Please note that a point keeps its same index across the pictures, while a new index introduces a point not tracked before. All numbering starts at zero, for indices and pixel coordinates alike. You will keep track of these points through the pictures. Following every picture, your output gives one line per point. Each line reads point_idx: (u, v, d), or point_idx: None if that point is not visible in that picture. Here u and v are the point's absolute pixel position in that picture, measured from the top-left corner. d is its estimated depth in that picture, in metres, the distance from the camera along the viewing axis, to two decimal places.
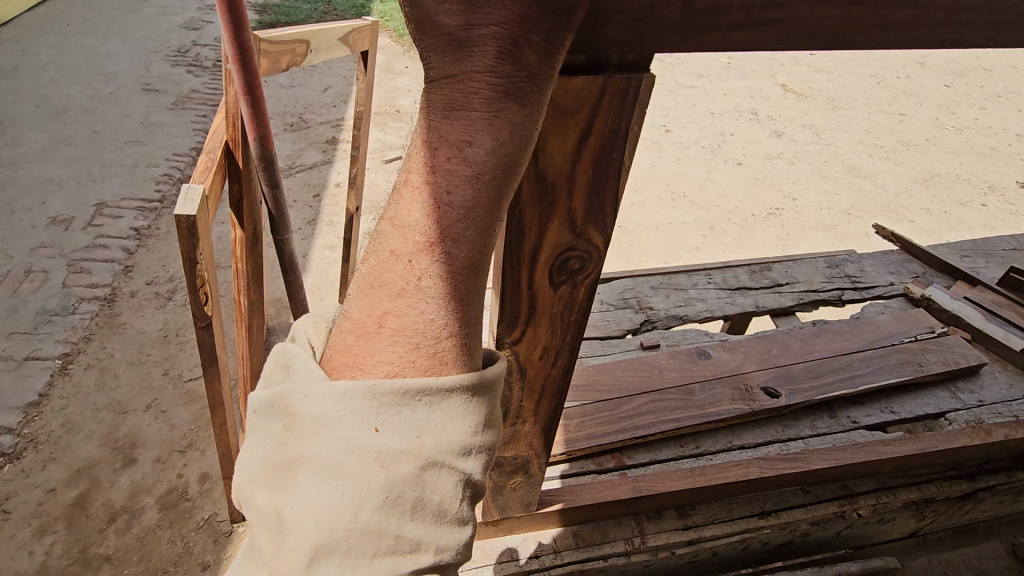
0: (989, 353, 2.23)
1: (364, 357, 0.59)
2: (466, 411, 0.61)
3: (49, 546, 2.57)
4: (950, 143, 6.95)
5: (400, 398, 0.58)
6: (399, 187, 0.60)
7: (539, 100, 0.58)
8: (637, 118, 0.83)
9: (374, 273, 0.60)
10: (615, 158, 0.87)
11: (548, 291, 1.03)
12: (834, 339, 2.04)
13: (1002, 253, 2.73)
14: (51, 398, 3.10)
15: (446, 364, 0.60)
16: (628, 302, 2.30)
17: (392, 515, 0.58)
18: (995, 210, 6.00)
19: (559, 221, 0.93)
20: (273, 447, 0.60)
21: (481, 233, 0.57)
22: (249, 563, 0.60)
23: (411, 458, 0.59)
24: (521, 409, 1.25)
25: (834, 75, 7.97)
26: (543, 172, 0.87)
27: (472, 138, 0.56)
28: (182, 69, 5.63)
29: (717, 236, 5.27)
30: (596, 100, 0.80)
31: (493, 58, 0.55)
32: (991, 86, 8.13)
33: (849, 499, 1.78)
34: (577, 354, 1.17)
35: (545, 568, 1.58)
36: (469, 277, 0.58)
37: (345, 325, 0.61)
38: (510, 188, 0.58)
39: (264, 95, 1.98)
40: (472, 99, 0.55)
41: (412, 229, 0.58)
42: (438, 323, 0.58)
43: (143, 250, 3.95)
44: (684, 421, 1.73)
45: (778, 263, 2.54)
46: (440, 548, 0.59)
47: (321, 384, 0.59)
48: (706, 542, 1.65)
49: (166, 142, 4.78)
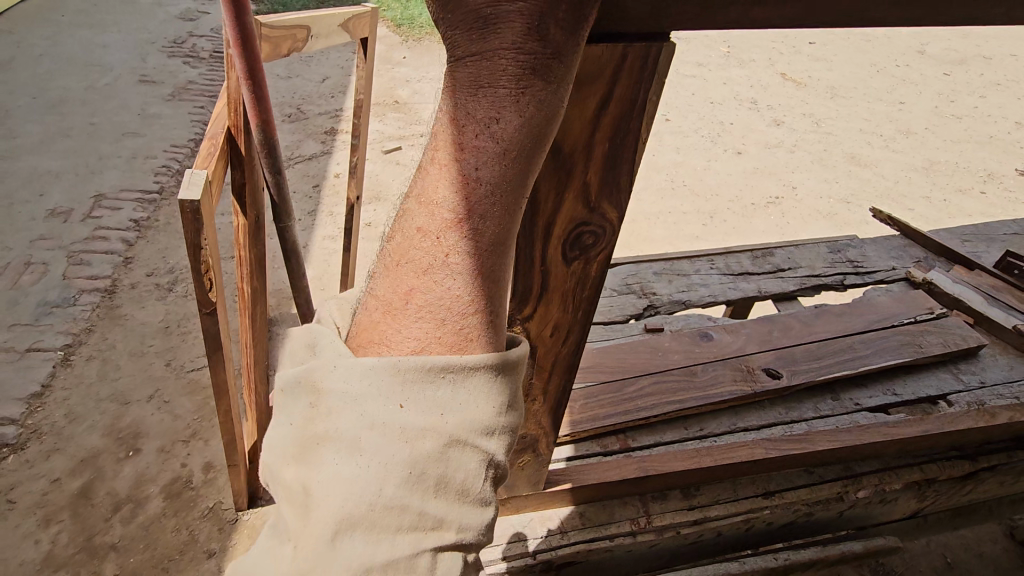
0: (990, 336, 2.25)
1: (390, 333, 0.58)
2: (490, 391, 0.61)
3: (54, 535, 2.58)
4: (948, 131, 6.95)
5: (425, 374, 0.57)
6: (423, 165, 0.59)
7: (563, 78, 0.58)
8: (654, 90, 0.84)
9: (399, 250, 0.59)
10: (631, 133, 0.87)
11: (561, 267, 1.03)
12: (836, 320, 2.05)
13: (1002, 237, 2.74)
14: (54, 389, 3.10)
15: (471, 340, 0.59)
16: (630, 288, 2.31)
17: (415, 492, 0.57)
18: (994, 198, 6.00)
19: (574, 195, 0.93)
20: (297, 424, 0.59)
21: (507, 210, 0.57)
22: (270, 542, 0.59)
23: (434, 434, 0.58)
24: (531, 387, 1.26)
25: (833, 64, 7.95)
26: (560, 143, 0.87)
27: (498, 114, 0.55)
28: (178, 60, 5.59)
29: (717, 225, 5.28)
30: (616, 68, 0.80)
31: (520, 35, 0.55)
32: (990, 73, 8.12)
33: (852, 479, 1.79)
34: (587, 332, 1.18)
35: (552, 549, 1.59)
36: (495, 254, 0.57)
37: (370, 301, 0.60)
38: (534, 165, 0.58)
39: (266, 81, 1.97)
40: (500, 75, 0.55)
41: (439, 206, 0.57)
42: (465, 299, 0.57)
43: (143, 241, 3.94)
44: (687, 402, 1.74)
45: (780, 249, 2.54)
46: (462, 527, 0.59)
47: (346, 361, 0.58)
48: (711, 522, 1.66)
49: (164, 133, 4.75)
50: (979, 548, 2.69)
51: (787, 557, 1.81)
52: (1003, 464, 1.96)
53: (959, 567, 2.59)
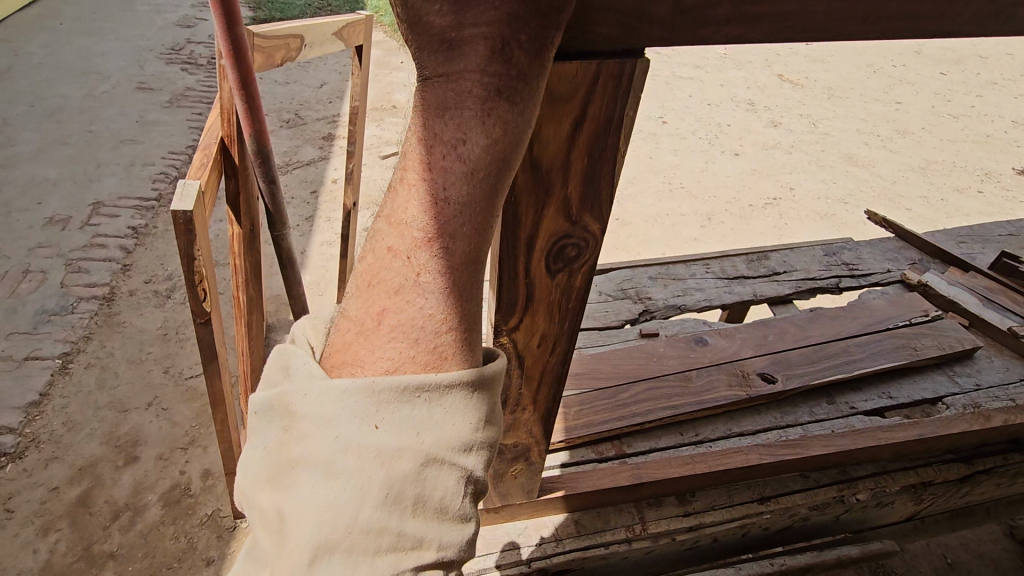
0: (985, 337, 2.24)
1: (364, 354, 0.59)
2: (466, 408, 0.61)
3: (53, 544, 2.58)
4: (945, 130, 6.95)
5: (399, 395, 0.58)
6: (394, 185, 0.60)
7: (530, 97, 0.58)
8: (630, 106, 0.84)
9: (372, 272, 0.60)
10: (609, 146, 0.88)
11: (545, 279, 1.03)
12: (831, 323, 2.06)
13: (998, 238, 2.74)
14: (52, 398, 3.10)
15: (445, 359, 0.60)
16: (626, 293, 2.31)
17: (392, 513, 0.57)
18: (992, 197, 6.01)
19: (555, 208, 0.93)
20: (274, 447, 0.60)
21: (477, 228, 0.57)
22: (249, 565, 0.59)
23: (410, 454, 0.59)
24: (520, 397, 1.26)
25: (830, 65, 7.96)
26: (538, 159, 0.88)
27: (465, 134, 0.56)
28: (176, 66, 5.60)
29: (715, 226, 5.28)
30: (590, 86, 0.80)
31: (484, 56, 0.55)
32: (987, 73, 8.13)
33: (848, 483, 1.79)
34: (575, 341, 1.17)
35: (547, 557, 1.58)
36: (466, 272, 0.58)
37: (344, 324, 0.61)
38: (503, 185, 0.58)
39: (259, 90, 1.97)
40: (465, 97, 0.55)
41: (409, 226, 0.58)
42: (437, 317, 0.58)
43: (141, 249, 3.95)
44: (682, 407, 1.75)
45: (776, 252, 2.54)
46: (443, 545, 0.59)
47: (320, 384, 0.59)
48: (706, 528, 1.66)
49: (162, 140, 4.76)
50: (978, 549, 2.68)
51: (783, 562, 1.81)
52: (999, 466, 1.96)
53: (958, 569, 2.59)
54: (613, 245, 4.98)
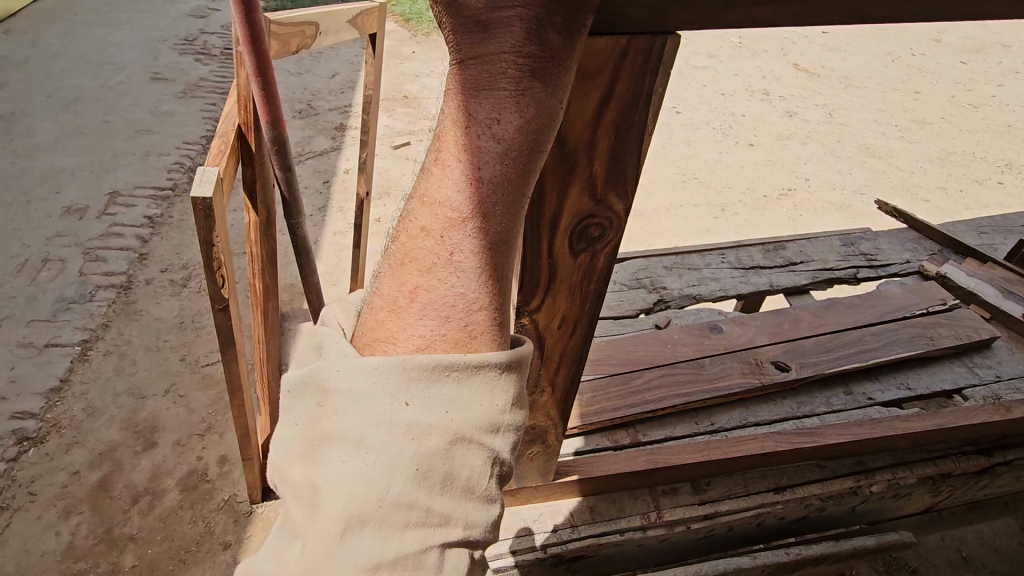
0: (1006, 330, 2.21)
1: (396, 331, 0.59)
2: (496, 388, 0.61)
3: (75, 526, 2.64)
4: (966, 121, 6.82)
5: (430, 373, 0.58)
6: (427, 166, 0.60)
7: (563, 79, 0.58)
8: (659, 82, 0.83)
9: (405, 250, 0.59)
10: (636, 125, 0.87)
11: (567, 259, 1.03)
12: (845, 313, 2.06)
13: (1019, 229, 2.69)
14: (73, 384, 3.16)
15: (476, 338, 0.59)
16: (640, 282, 2.30)
17: (422, 488, 0.58)
18: (1013, 188, 5.89)
19: (579, 187, 0.93)
20: (305, 424, 0.60)
21: (508, 209, 0.57)
22: (280, 539, 0.59)
23: (440, 432, 0.59)
24: (539, 378, 1.26)
25: (847, 54, 7.83)
26: (564, 137, 0.87)
27: (500, 115, 0.56)
28: (189, 57, 5.63)
29: (728, 218, 5.24)
30: (618, 61, 0.80)
31: (520, 37, 0.55)
32: (1009, 61, 7.95)
33: (865, 474, 1.77)
34: (596, 322, 1.17)
35: (562, 543, 1.58)
36: (499, 253, 0.58)
37: (376, 300, 0.60)
38: (535, 165, 0.58)
39: (275, 77, 1.97)
40: (500, 77, 0.55)
41: (442, 205, 0.57)
42: (470, 297, 0.58)
43: (157, 238, 3.99)
44: (695, 394, 1.75)
45: (792, 242, 2.53)
46: (469, 522, 0.60)
47: (353, 361, 0.59)
48: (722, 517, 1.64)
49: (176, 130, 4.79)
50: (994, 543, 2.66)
51: (799, 551, 1.79)
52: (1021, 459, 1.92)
53: (974, 563, 2.57)
54: (625, 236, 4.97)
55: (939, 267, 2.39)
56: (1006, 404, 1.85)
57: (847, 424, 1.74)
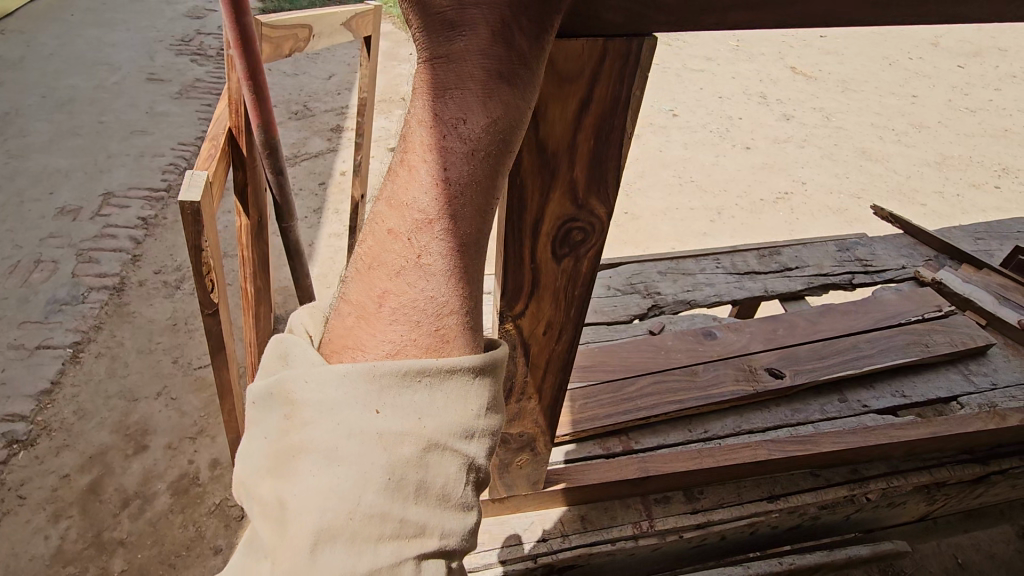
0: (1001, 337, 2.20)
1: (365, 337, 0.56)
2: (469, 393, 0.58)
3: (64, 530, 2.61)
4: (963, 124, 6.83)
5: (400, 379, 0.55)
6: (394, 168, 0.58)
7: (531, 79, 0.57)
8: (638, 84, 0.81)
9: (372, 255, 0.57)
10: (616, 127, 0.85)
11: (550, 265, 1.01)
12: (840, 319, 2.05)
13: (1015, 235, 2.68)
14: (64, 386, 3.13)
15: (448, 342, 0.56)
16: (634, 288, 2.29)
17: (395, 498, 0.54)
18: (1009, 193, 5.90)
19: (561, 190, 0.91)
20: (273, 437, 0.56)
21: (478, 210, 0.55)
22: (248, 556, 0.56)
23: (413, 439, 0.55)
24: (525, 385, 1.24)
25: (845, 57, 7.84)
26: (544, 140, 0.85)
27: (466, 115, 0.54)
28: (185, 57, 5.61)
29: (725, 221, 5.23)
30: (595, 65, 0.78)
31: (485, 38, 0.54)
32: (1006, 66, 7.97)
33: (859, 482, 1.75)
34: (581, 329, 1.15)
35: (553, 552, 1.56)
36: (470, 254, 0.56)
37: (344, 308, 0.58)
38: (504, 166, 0.57)
39: (266, 80, 1.95)
40: (466, 79, 0.54)
41: (410, 207, 0.55)
42: (441, 300, 0.55)
43: (150, 239, 3.96)
44: (687, 402, 1.74)
45: (787, 247, 2.51)
46: (445, 532, 0.56)
47: (320, 370, 0.55)
48: (715, 527, 1.63)
49: (171, 131, 4.77)
50: (990, 550, 2.65)
51: (792, 561, 1.77)
52: (1017, 467, 1.90)
53: (970, 570, 2.56)
54: (622, 238, 4.96)
55: (936, 273, 2.38)
56: (1001, 412, 1.84)
57: (841, 432, 1.72)
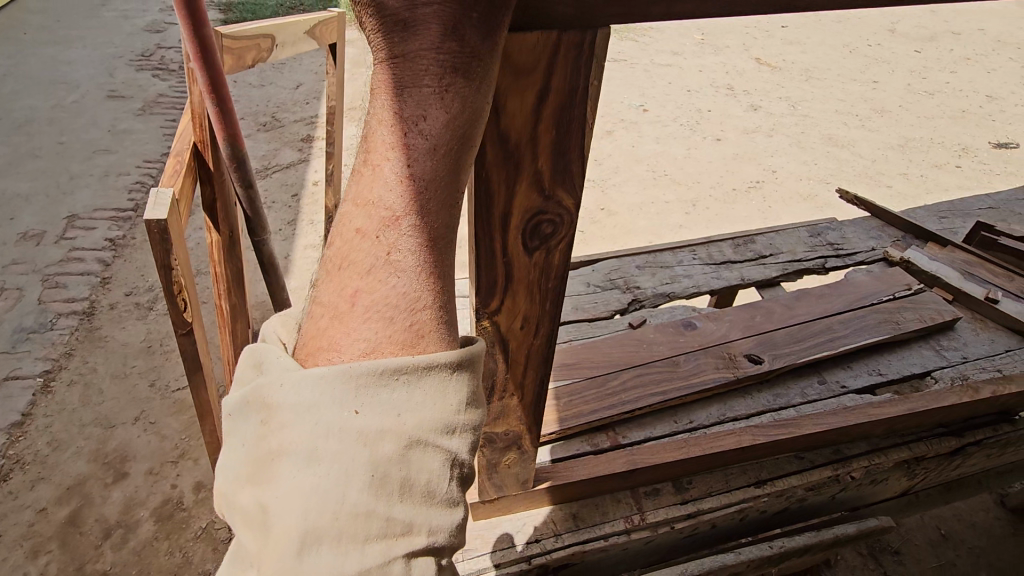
0: (969, 311, 2.25)
1: (338, 337, 0.54)
2: (448, 388, 0.56)
3: (43, 566, 2.52)
4: (922, 107, 7.03)
5: (376, 378, 0.53)
6: (358, 167, 0.57)
7: (488, 74, 0.56)
8: (591, 75, 0.82)
9: (342, 254, 0.56)
10: (576, 118, 0.85)
11: (522, 258, 1.01)
12: (814, 303, 2.11)
13: (977, 211, 2.76)
14: (35, 418, 3.03)
15: (423, 336, 0.55)
16: (614, 283, 2.30)
17: (380, 496, 0.52)
18: (969, 171, 6.10)
19: (526, 183, 0.91)
20: (250, 443, 0.54)
21: (444, 206, 0.55)
22: (237, 567, 0.54)
23: (393, 436, 0.54)
24: (506, 382, 1.23)
25: (806, 47, 8.02)
26: (506, 132, 0.85)
27: (425, 112, 0.53)
28: (147, 73, 5.48)
29: (700, 212, 5.32)
30: (550, 57, 0.78)
31: (438, 36, 0.53)
32: (960, 48, 8.23)
33: (843, 462, 1.76)
34: (559, 322, 1.15)
35: (547, 552, 1.55)
36: (439, 249, 0.55)
37: (315, 310, 0.56)
38: (468, 158, 0.55)
39: (229, 92, 1.91)
40: (423, 74, 0.53)
41: (376, 204, 0.54)
42: (413, 295, 0.54)
43: (120, 261, 3.86)
44: (670, 392, 1.76)
45: (761, 235, 2.56)
46: (433, 528, 0.54)
47: (294, 374, 0.54)
48: (706, 515, 1.63)
49: (135, 149, 4.66)
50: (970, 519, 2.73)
51: (782, 544, 1.80)
52: (990, 438, 1.92)
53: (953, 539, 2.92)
54: (601, 235, 5.00)
55: (903, 252, 2.44)
56: (974, 385, 1.86)
57: (822, 415, 1.73)
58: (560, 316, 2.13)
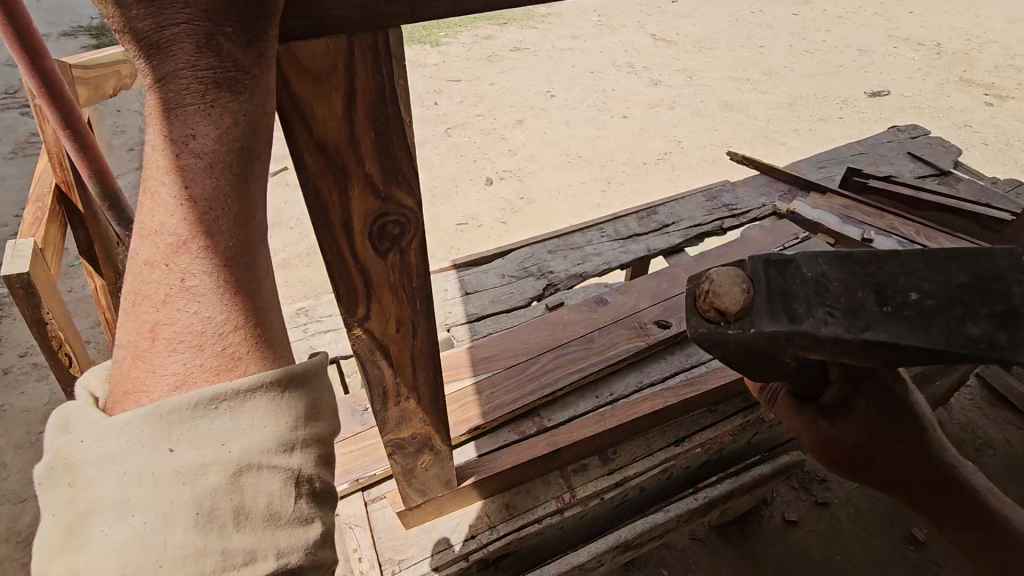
0: (850, 251, 2.46)
1: (145, 377, 0.53)
2: (276, 408, 0.56)
3: None
4: (805, 66, 7.55)
5: (192, 410, 0.52)
6: (140, 199, 0.55)
7: (262, 86, 0.55)
8: (397, 72, 0.76)
9: (137, 290, 0.54)
10: (394, 117, 0.80)
11: (377, 264, 0.97)
12: (713, 263, 2.24)
13: (850, 157, 3.00)
14: None
15: (238, 359, 0.54)
16: (528, 271, 2.33)
17: (210, 533, 0.52)
18: (851, 121, 6.62)
19: (359, 189, 0.86)
20: (59, 509, 0.52)
21: (237, 227, 0.54)
22: None
23: (218, 467, 0.53)
24: (398, 386, 1.22)
25: (696, 19, 8.42)
26: (322, 140, 0.79)
27: (196, 130, 0.52)
28: (15, 112, 5.02)
29: (615, 188, 5.51)
30: (346, 58, 0.72)
31: (193, 53, 0.51)
32: (831, 8, 8.89)
33: (752, 409, 1.88)
34: (435, 319, 1.13)
35: (483, 546, 1.58)
36: (240, 268, 0.54)
37: (120, 352, 0.55)
38: (256, 172, 0.55)
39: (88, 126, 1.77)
40: (186, 92, 0.51)
41: (162, 233, 0.53)
42: (216, 320, 0.53)
43: (9, 320, 3.54)
44: (587, 368, 1.83)
45: (662, 205, 2.68)
46: (280, 552, 0.54)
47: (100, 423, 0.52)
48: (631, 481, 1.70)
49: (12, 196, 4.26)
50: None
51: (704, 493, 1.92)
52: None
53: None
54: (524, 223, 5.13)
55: (789, 206, 2.64)
56: None
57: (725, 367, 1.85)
58: (478, 310, 2.16)
